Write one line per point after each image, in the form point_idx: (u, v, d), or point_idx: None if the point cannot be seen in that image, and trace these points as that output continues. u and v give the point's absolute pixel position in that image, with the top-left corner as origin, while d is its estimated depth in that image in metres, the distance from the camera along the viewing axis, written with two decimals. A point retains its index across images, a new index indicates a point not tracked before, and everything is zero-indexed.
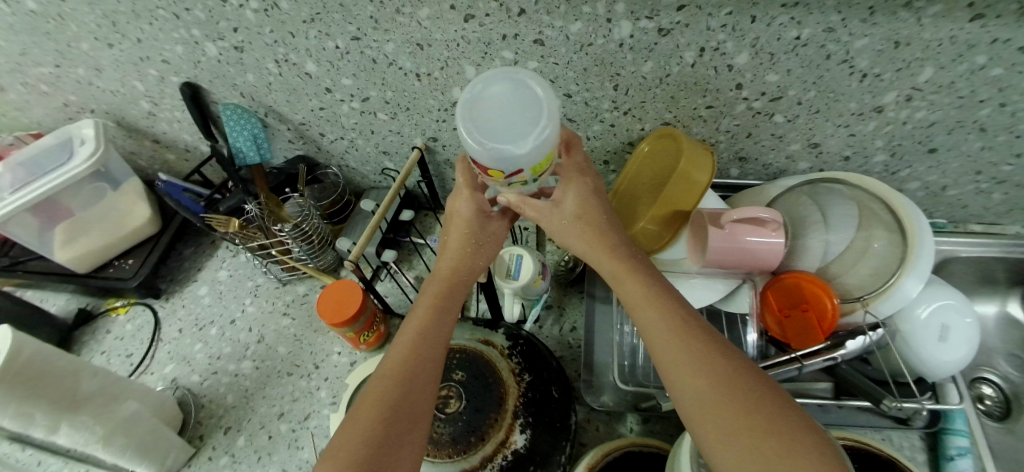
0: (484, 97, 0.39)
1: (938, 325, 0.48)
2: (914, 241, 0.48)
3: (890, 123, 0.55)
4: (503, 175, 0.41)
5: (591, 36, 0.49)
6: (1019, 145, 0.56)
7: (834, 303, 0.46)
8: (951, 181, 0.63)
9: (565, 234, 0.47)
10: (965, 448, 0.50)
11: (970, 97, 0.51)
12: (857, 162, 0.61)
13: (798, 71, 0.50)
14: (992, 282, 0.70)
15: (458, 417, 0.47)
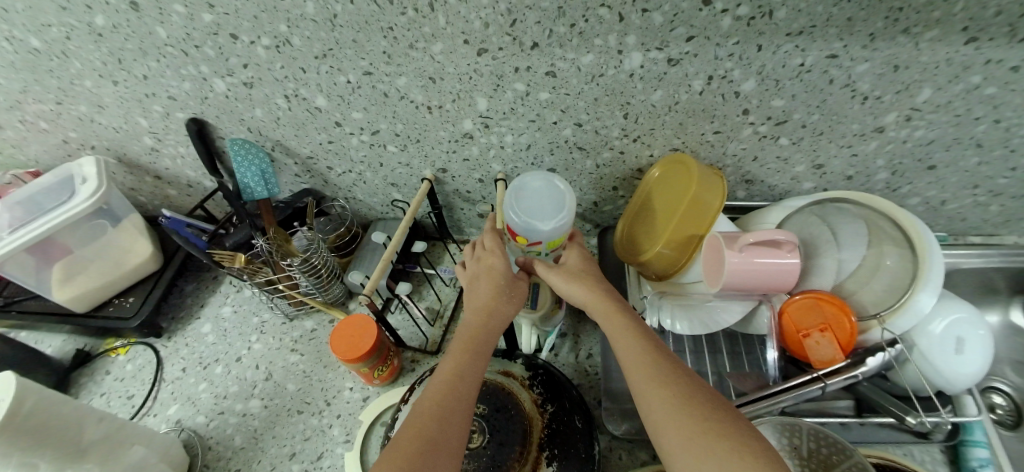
0: (525, 184, 0.51)
1: (954, 338, 0.48)
2: (924, 254, 0.48)
3: (893, 142, 0.57)
4: (526, 242, 0.50)
5: (602, 67, 0.50)
6: (1012, 159, 0.58)
7: (853, 321, 0.47)
8: (950, 195, 0.64)
9: (566, 282, 0.50)
10: (986, 459, 0.50)
11: (965, 115, 0.53)
12: (860, 181, 0.62)
13: (803, 96, 0.52)
14: (993, 291, 0.72)
15: (482, 452, 0.46)
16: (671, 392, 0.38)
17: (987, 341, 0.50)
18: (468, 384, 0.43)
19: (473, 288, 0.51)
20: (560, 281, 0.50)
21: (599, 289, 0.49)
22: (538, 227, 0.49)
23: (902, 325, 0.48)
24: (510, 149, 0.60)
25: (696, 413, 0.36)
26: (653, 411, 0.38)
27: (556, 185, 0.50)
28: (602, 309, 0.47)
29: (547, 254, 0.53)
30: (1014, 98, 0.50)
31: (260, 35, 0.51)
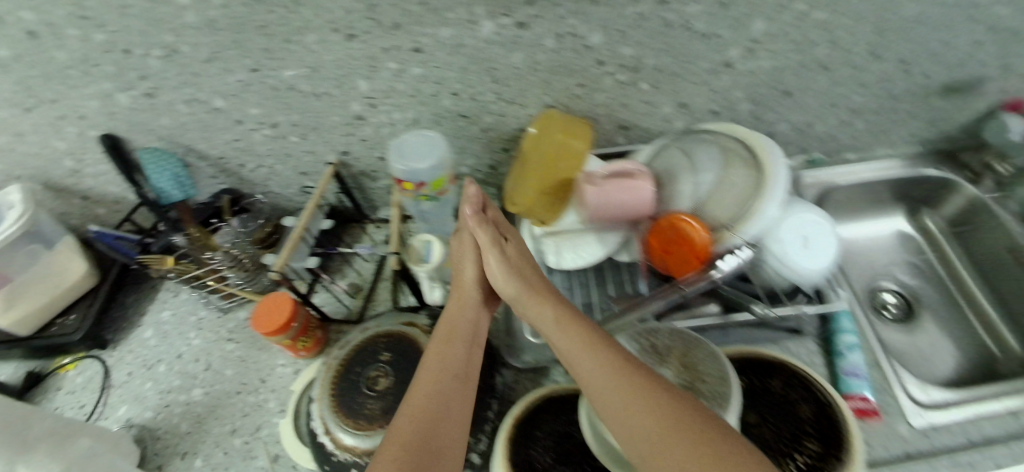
0: (405, 138, 0.58)
1: (799, 238, 0.54)
2: (768, 170, 0.55)
3: (744, 75, 0.62)
4: (412, 187, 0.58)
5: (460, 38, 0.55)
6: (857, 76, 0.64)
7: (706, 234, 0.52)
8: (815, 118, 0.69)
9: (514, 270, 0.56)
10: (852, 343, 0.57)
11: (801, 41, 0.59)
12: (726, 114, 0.67)
13: (648, 42, 0.57)
14: (874, 203, 0.78)
15: (387, 393, 0.54)
16: (637, 402, 0.42)
17: (834, 244, 0.56)
18: (451, 401, 0.49)
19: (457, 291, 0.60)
20: (499, 279, 0.56)
21: (552, 301, 0.53)
22: (420, 170, 0.57)
23: (755, 234, 0.53)
24: (400, 125, 0.65)
25: (654, 410, 0.41)
26: (621, 417, 0.42)
27: (429, 135, 0.58)
28: (556, 324, 0.51)
29: (436, 200, 0.61)
30: (836, 20, 0.57)
31: (151, 46, 0.55)
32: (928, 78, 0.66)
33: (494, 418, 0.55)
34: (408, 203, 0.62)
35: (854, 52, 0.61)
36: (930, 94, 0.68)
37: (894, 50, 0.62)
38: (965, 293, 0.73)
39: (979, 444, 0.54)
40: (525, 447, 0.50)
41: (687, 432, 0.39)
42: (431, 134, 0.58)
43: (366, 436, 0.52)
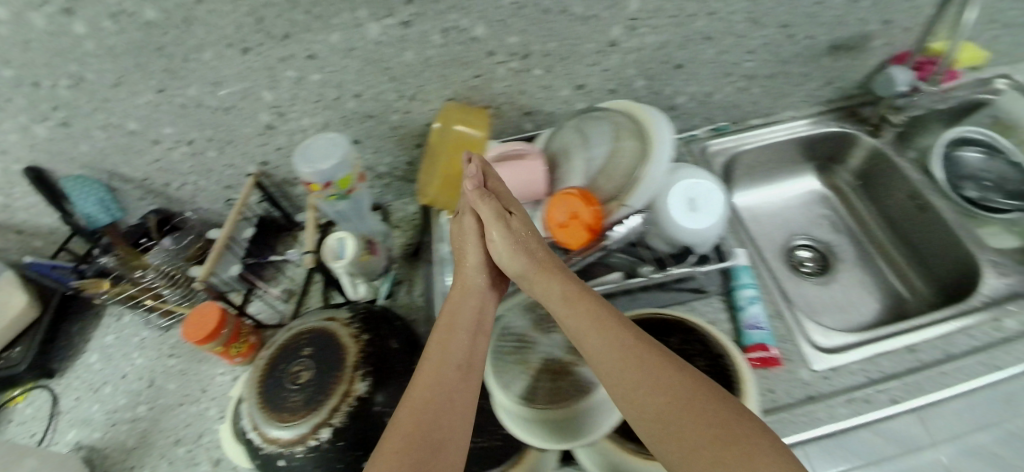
0: (309, 143, 0.61)
1: (687, 202, 0.57)
2: (652, 137, 0.58)
3: (632, 51, 0.65)
4: (320, 187, 0.61)
5: (350, 42, 0.58)
6: (742, 43, 0.67)
7: (593, 207, 0.55)
8: (711, 87, 0.72)
9: (520, 248, 0.55)
10: (752, 296, 0.60)
11: (679, 15, 0.62)
12: (624, 92, 0.70)
13: (531, 29, 0.60)
14: (784, 164, 0.81)
15: (309, 384, 0.56)
16: (651, 382, 0.42)
17: (723, 203, 0.58)
18: (452, 390, 0.47)
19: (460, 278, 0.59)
20: (505, 258, 0.56)
21: (560, 279, 0.52)
22: (324, 169, 0.59)
23: (642, 198, 0.56)
24: (312, 131, 0.68)
25: (675, 400, 0.40)
26: (634, 398, 0.42)
27: (332, 136, 0.61)
28: (564, 301, 0.50)
29: (347, 198, 0.64)
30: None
31: (58, 77, 0.57)
32: (813, 39, 0.70)
33: None
34: (322, 204, 0.65)
35: (734, 20, 0.64)
36: (819, 55, 0.72)
37: (775, 16, 0.65)
38: (878, 243, 0.78)
39: (880, 382, 0.56)
40: None
41: (702, 414, 0.39)
42: (333, 135, 0.61)
43: (290, 426, 0.54)
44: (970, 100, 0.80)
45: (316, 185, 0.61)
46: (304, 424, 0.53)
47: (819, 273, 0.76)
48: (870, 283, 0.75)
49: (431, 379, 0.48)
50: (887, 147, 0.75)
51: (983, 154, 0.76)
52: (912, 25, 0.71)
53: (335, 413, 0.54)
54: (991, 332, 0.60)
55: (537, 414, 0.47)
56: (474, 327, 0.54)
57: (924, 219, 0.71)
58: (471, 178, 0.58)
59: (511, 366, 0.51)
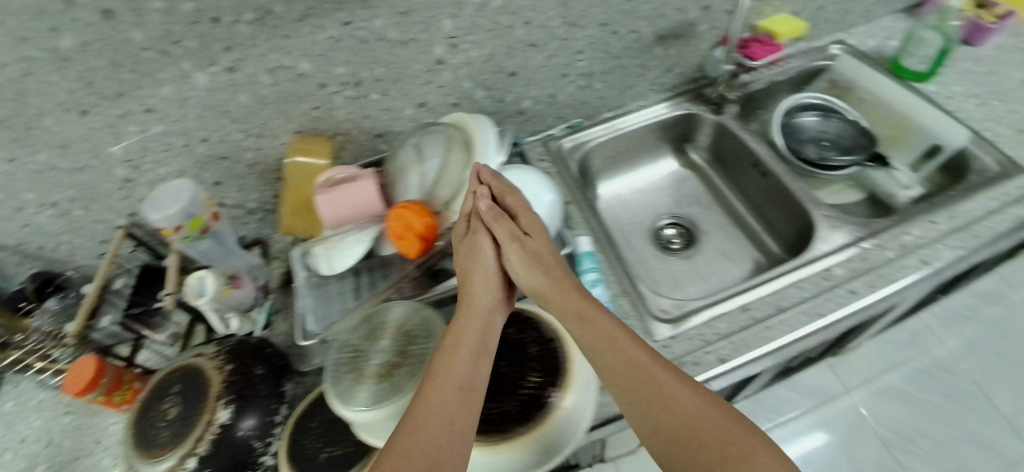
0: (156, 192, 0.64)
1: (512, 203, 0.62)
2: (477, 152, 0.63)
3: (461, 66, 0.69)
4: (170, 231, 0.63)
5: (184, 92, 0.61)
6: (569, 45, 0.71)
7: (428, 219, 0.60)
8: (553, 87, 0.76)
9: (539, 271, 0.58)
10: (594, 279, 0.64)
11: (495, 27, 0.66)
12: (467, 104, 0.74)
13: (355, 59, 0.65)
14: (644, 149, 0.86)
15: (177, 419, 0.56)
16: (663, 395, 0.45)
17: (550, 207, 0.65)
18: (456, 409, 0.46)
19: (469, 296, 0.57)
20: (523, 276, 0.59)
21: (577, 298, 0.55)
22: (171, 213, 0.62)
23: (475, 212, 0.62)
24: (170, 178, 0.71)
25: (682, 414, 0.44)
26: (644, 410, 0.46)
27: (177, 182, 0.64)
28: (579, 319, 0.53)
29: (203, 239, 0.67)
30: (517, 3, 0.65)
31: None
32: (638, 31, 0.73)
33: (281, 421, 0.61)
34: (179, 247, 0.67)
35: (553, 25, 0.69)
36: (651, 45, 0.76)
37: (592, 16, 0.69)
38: (734, 212, 0.82)
39: (712, 344, 0.60)
40: (298, 438, 0.59)
41: (708, 424, 0.43)
42: (178, 181, 0.64)
43: (158, 463, 0.53)
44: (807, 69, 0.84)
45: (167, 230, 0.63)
46: (169, 458, 0.53)
47: (682, 249, 0.80)
48: (729, 250, 0.79)
49: (436, 392, 0.47)
50: (729, 123, 0.79)
51: (818, 116, 0.80)
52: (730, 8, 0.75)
53: (199, 443, 0.53)
54: (817, 282, 0.64)
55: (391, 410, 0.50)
56: (477, 347, 0.52)
57: (770, 184, 0.76)
58: (481, 198, 0.60)
59: (350, 383, 0.51)
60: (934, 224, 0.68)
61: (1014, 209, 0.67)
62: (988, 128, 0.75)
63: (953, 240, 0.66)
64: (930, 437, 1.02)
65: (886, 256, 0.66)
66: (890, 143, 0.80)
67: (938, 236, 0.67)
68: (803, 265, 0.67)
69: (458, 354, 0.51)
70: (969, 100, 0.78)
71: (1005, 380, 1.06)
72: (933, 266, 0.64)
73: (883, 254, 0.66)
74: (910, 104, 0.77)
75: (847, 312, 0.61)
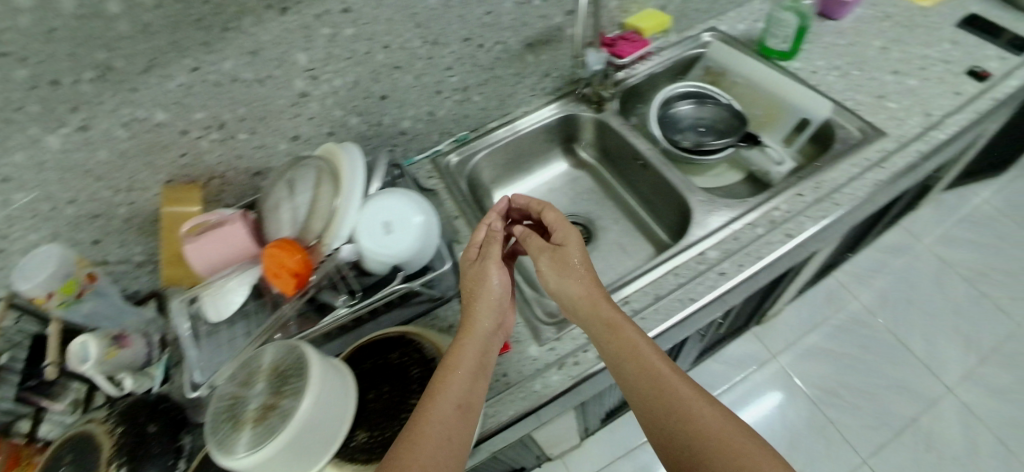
0: (19, 264, 0.60)
1: (383, 226, 0.59)
2: (344, 178, 0.62)
3: (328, 96, 0.69)
4: (42, 300, 0.60)
5: (36, 156, 0.56)
6: (437, 63, 0.72)
7: (299, 255, 0.57)
8: (429, 105, 0.76)
9: (571, 278, 0.56)
10: None
11: (355, 54, 0.66)
12: (343, 132, 0.74)
13: (212, 103, 0.63)
14: (534, 153, 0.87)
15: None
16: (682, 407, 0.46)
17: (421, 229, 0.61)
18: (460, 420, 0.47)
19: (468, 316, 0.56)
20: (552, 284, 0.58)
21: (605, 306, 0.54)
22: (43, 281, 0.59)
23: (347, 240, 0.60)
24: None
25: (702, 427, 0.45)
26: (658, 418, 0.48)
27: (40, 251, 0.61)
28: (605, 326, 0.53)
29: (79, 304, 0.64)
30: (372, 28, 0.64)
31: None
32: (506, 41, 0.74)
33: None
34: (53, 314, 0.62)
35: (416, 45, 0.68)
36: (521, 53, 0.77)
37: (453, 32, 0.70)
38: (627, 206, 0.84)
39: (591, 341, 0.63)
40: None
41: (728, 437, 0.44)
42: (45, 247, 0.61)
43: None
44: (681, 58, 0.86)
45: (37, 300, 0.60)
46: None
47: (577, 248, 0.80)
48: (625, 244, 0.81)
49: (441, 401, 0.47)
50: (609, 119, 0.81)
51: (693, 103, 0.83)
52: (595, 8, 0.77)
53: None
54: (693, 267, 0.65)
55: (258, 455, 0.44)
56: (476, 368, 0.51)
57: (653, 173, 0.77)
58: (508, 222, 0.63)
59: (228, 433, 0.48)
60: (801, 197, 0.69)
61: (871, 175, 0.68)
62: (848, 98, 0.76)
63: (815, 211, 0.67)
64: (854, 389, 1.06)
65: (756, 232, 0.67)
66: (766, 122, 0.82)
67: (804, 208, 0.68)
68: (679, 252, 0.67)
69: (458, 368, 0.50)
70: (830, 73, 0.79)
71: (916, 327, 1.12)
72: (793, 241, 0.65)
73: (754, 231, 0.67)
74: (776, 83, 0.78)
75: (718, 293, 0.62)
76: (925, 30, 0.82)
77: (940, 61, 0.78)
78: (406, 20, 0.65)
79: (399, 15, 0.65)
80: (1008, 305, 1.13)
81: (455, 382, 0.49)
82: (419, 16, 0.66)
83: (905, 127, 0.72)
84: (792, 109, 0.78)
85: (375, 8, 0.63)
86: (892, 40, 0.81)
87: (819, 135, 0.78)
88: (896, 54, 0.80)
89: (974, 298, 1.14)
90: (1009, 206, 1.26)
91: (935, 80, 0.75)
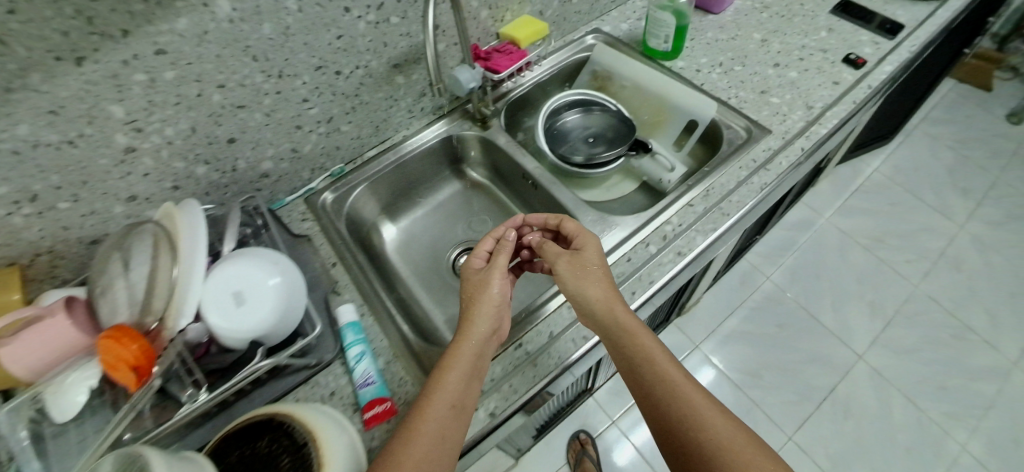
0: None
1: (232, 296, 0.51)
2: (182, 244, 0.54)
3: (161, 147, 0.58)
4: None
5: None
6: (289, 96, 0.62)
7: (133, 344, 0.47)
8: (291, 141, 0.67)
9: (590, 281, 0.53)
10: (358, 352, 0.56)
11: (186, 96, 0.56)
12: (190, 183, 0.63)
13: (15, 174, 0.49)
14: (425, 177, 0.80)
15: None
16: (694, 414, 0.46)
17: (279, 292, 0.53)
18: (456, 424, 0.45)
19: (467, 317, 0.53)
20: (571, 283, 0.54)
21: (623, 311, 0.51)
22: None
23: (194, 313, 0.51)
24: None
25: (718, 436, 0.44)
26: (665, 420, 0.47)
27: None
28: (623, 329, 0.50)
29: None
30: (198, 67, 0.54)
31: None
32: (367, 64, 0.66)
33: None
34: None
35: (258, 80, 0.59)
36: (388, 74, 0.69)
37: (302, 61, 0.60)
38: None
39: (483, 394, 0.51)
40: None
41: (740, 450, 0.43)
42: None
43: None
44: (560, 68, 0.84)
45: None
46: None
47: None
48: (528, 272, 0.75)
49: (441, 406, 0.45)
50: (495, 137, 0.77)
51: (580, 112, 0.79)
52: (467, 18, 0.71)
53: None
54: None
55: None
56: (475, 368, 0.49)
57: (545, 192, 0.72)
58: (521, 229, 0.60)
59: None
60: (693, 205, 0.63)
61: (756, 178, 0.65)
62: (732, 96, 0.74)
63: (703, 223, 0.61)
64: (772, 366, 1.10)
65: (649, 252, 0.60)
66: (653, 126, 0.79)
67: (693, 220, 0.61)
68: None
69: (454, 372, 0.48)
70: (714, 70, 0.78)
71: (825, 299, 1.18)
72: (684, 260, 0.58)
73: (646, 250, 0.60)
74: (662, 84, 0.77)
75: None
76: (802, 19, 0.82)
77: (818, 50, 0.77)
78: (239, 54, 0.56)
79: (229, 49, 0.55)
80: (904, 269, 1.21)
81: (457, 388, 0.47)
82: (254, 48, 0.56)
83: (789, 122, 0.70)
84: (678, 109, 0.75)
85: (197, 45, 0.53)
86: (771, 32, 0.81)
87: (707, 134, 0.75)
88: (776, 46, 0.79)
89: (874, 265, 1.22)
90: (896, 174, 1.35)
91: (816, 71, 0.75)
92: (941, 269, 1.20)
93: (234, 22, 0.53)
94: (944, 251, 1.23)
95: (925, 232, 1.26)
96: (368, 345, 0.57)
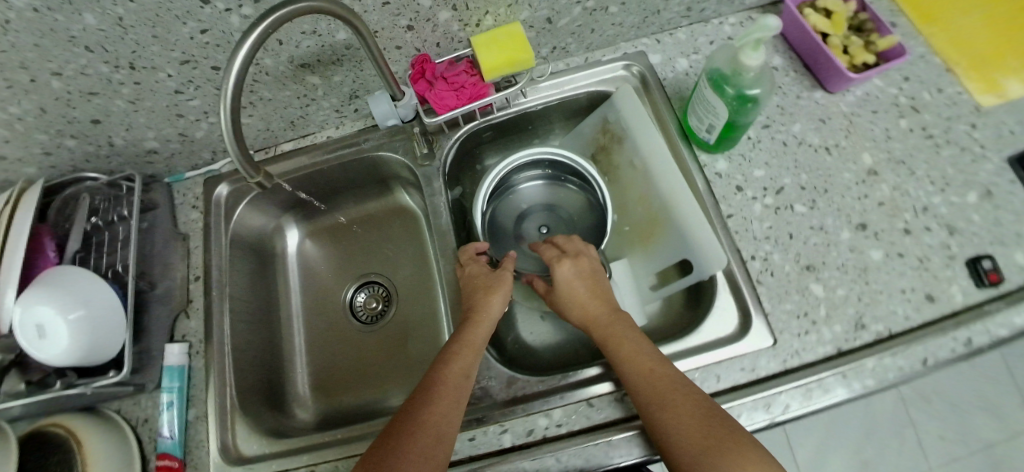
0: None
1: (30, 325, 0.46)
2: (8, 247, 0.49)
3: (10, 122, 0.48)
4: None
5: None
6: (154, 87, 0.49)
7: None
8: (176, 127, 0.55)
9: (572, 284, 0.48)
10: (166, 402, 0.52)
11: (15, 79, 0.44)
12: (63, 152, 0.55)
13: None
14: (357, 185, 0.66)
15: None
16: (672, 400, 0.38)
17: (83, 326, 0.47)
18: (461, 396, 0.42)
19: (472, 305, 0.49)
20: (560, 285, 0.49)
21: (601, 310, 0.47)
22: None
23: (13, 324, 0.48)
24: None
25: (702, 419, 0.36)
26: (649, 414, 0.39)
27: None
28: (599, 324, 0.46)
29: None
30: (16, 55, 0.41)
31: None
32: (259, 62, 0.48)
33: None
34: None
35: (104, 69, 0.45)
36: (297, 73, 0.51)
37: (159, 54, 0.45)
38: (429, 296, 0.65)
39: None
40: None
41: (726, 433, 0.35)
42: None
43: None
44: (561, 101, 0.60)
45: None
46: None
47: (354, 333, 0.65)
48: (408, 335, 0.64)
49: (447, 379, 0.42)
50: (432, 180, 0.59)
51: (544, 181, 0.59)
52: (418, 20, 0.48)
53: None
54: None
55: None
56: (481, 346, 0.46)
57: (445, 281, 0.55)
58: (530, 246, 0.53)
59: None
60: (603, 402, 0.46)
61: None
62: (758, 254, 0.49)
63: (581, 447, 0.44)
64: None
65: (501, 445, 0.46)
66: (639, 239, 0.56)
67: (576, 425, 0.46)
68: None
69: (461, 345, 0.45)
70: (762, 198, 0.51)
71: (812, 434, 0.96)
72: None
73: (498, 440, 0.46)
74: (672, 192, 0.52)
75: None
76: (954, 153, 0.50)
77: (941, 225, 0.48)
78: (65, 44, 0.42)
79: (48, 38, 0.41)
80: (931, 446, 0.94)
81: (463, 364, 0.44)
82: (83, 40, 0.42)
83: (809, 339, 0.46)
84: (675, 242, 0.52)
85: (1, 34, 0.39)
86: (889, 160, 0.51)
87: (698, 287, 0.53)
88: (881, 191, 0.50)
89: (896, 425, 0.95)
90: None
91: (910, 264, 0.47)
92: (977, 465, 0.93)
93: (41, 12, 0.38)
94: (994, 447, 0.94)
95: (991, 414, 0.95)
96: (181, 395, 0.53)
